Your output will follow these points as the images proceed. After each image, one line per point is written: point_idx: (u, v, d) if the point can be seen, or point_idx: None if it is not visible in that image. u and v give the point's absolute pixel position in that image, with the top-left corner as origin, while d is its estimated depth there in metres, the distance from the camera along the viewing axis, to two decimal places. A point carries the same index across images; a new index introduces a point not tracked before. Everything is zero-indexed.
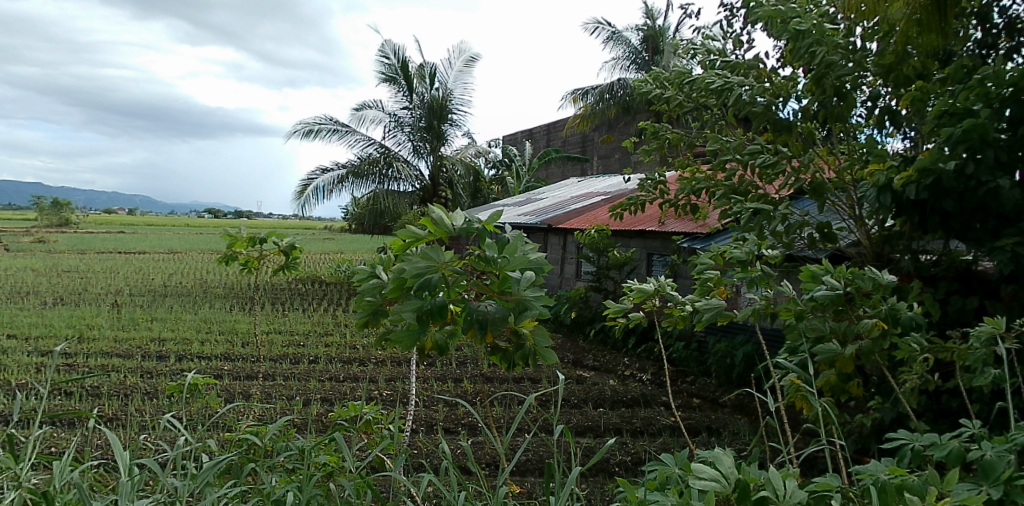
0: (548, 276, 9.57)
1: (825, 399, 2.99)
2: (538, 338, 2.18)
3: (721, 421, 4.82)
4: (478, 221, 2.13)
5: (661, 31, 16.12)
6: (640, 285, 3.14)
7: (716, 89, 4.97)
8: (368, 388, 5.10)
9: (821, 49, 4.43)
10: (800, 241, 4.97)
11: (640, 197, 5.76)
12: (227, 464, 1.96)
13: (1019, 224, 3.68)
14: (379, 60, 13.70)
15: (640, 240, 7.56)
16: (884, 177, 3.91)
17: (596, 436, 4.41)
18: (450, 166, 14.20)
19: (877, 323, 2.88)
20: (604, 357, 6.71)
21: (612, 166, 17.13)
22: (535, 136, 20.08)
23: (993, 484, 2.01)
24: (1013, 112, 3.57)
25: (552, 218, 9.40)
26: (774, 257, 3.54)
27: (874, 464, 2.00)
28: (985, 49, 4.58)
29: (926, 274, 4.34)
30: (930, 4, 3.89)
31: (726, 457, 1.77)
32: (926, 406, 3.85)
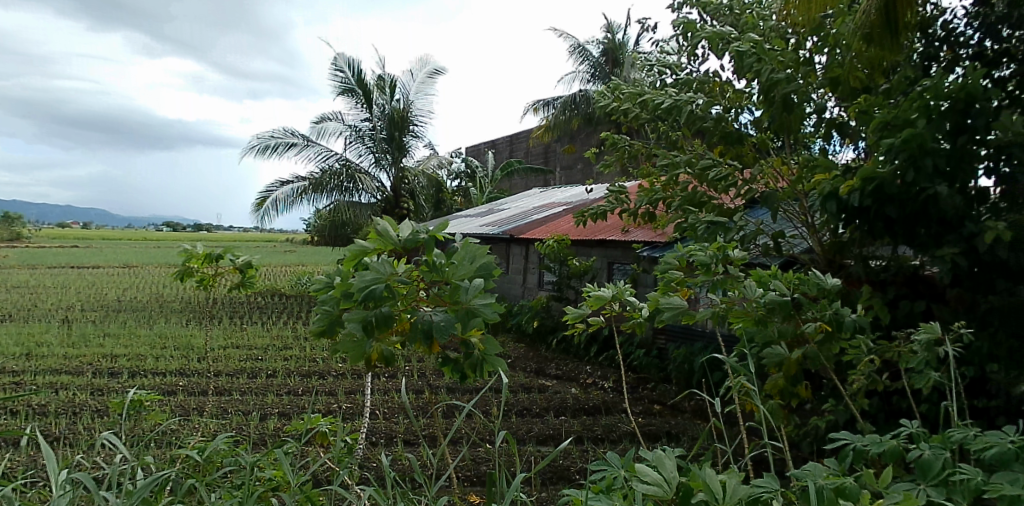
0: (511, 286, 9.63)
1: (775, 402, 3.07)
2: (488, 346, 2.18)
3: (681, 427, 4.88)
4: (424, 230, 2.16)
5: (620, 44, 16.40)
6: (597, 291, 3.05)
7: (667, 107, 5.12)
8: (326, 401, 5.07)
9: (767, 66, 4.64)
10: (754, 248, 5.08)
11: (599, 207, 5.82)
12: (164, 479, 1.93)
13: (960, 230, 3.87)
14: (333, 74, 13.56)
15: (600, 249, 7.66)
16: (830, 186, 4.08)
17: (557, 443, 4.43)
18: (413, 178, 14.19)
19: (821, 326, 2.99)
20: (567, 366, 6.75)
21: (574, 177, 17.35)
22: (498, 147, 20.24)
23: (930, 482, 2.09)
24: (953, 124, 3.81)
25: (514, 228, 9.46)
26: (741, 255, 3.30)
27: (813, 467, 2.03)
28: (929, 60, 4.79)
29: (876, 279, 4.49)
30: (877, 18, 4.10)
31: (669, 460, 1.82)
32: (877, 408, 3.95)
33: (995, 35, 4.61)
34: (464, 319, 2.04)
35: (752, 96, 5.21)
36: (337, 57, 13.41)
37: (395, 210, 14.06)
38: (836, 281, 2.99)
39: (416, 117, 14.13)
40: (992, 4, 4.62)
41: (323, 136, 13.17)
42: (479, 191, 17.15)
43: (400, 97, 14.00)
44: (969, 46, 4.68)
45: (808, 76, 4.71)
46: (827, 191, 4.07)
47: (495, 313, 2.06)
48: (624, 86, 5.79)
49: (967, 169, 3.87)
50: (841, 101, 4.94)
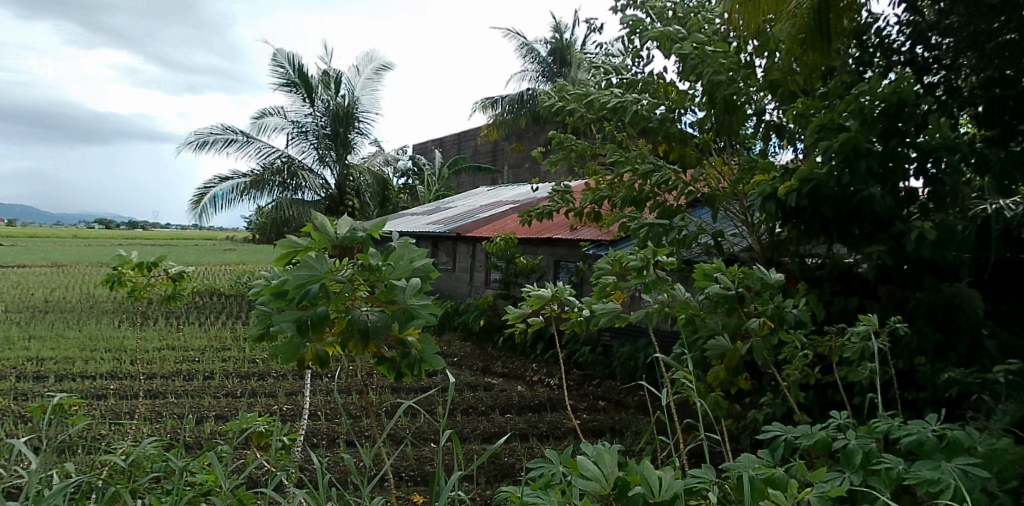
0: (458, 285, 9.61)
1: (715, 396, 3.13)
2: (425, 346, 2.18)
3: (625, 422, 4.94)
4: (361, 229, 2.15)
5: (568, 44, 16.54)
6: (538, 290, 3.05)
7: (612, 106, 5.19)
8: (266, 402, 4.97)
9: (710, 69, 4.77)
10: (696, 246, 5.19)
11: (544, 206, 5.85)
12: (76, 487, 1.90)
13: (890, 230, 4.04)
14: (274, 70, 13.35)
15: (547, 247, 7.73)
16: (770, 187, 4.21)
17: (501, 441, 4.43)
18: (358, 175, 14.03)
19: (763, 321, 3.05)
20: (513, 364, 6.77)
21: (522, 175, 17.43)
22: (445, 145, 20.17)
23: (854, 471, 2.17)
24: (885, 127, 3.98)
25: (460, 226, 9.44)
26: (671, 263, 3.38)
27: (745, 460, 2.07)
28: (863, 65, 5.02)
29: (812, 276, 4.67)
30: (811, 23, 4.28)
31: (609, 456, 1.83)
32: (813, 401, 4.08)
33: (925, 42, 4.80)
34: (401, 320, 2.04)
35: (696, 98, 5.31)
36: (275, 53, 13.17)
37: (340, 207, 13.86)
38: (780, 277, 3.06)
39: (361, 114, 13.98)
40: (923, 11, 4.80)
41: (264, 132, 12.89)
42: (427, 189, 17.05)
43: (345, 93, 13.85)
44: (901, 53, 4.87)
45: (749, 79, 4.83)
46: (767, 192, 4.19)
47: (433, 314, 2.08)
48: (569, 86, 5.83)
49: (897, 170, 4.05)
50: (780, 104, 5.08)
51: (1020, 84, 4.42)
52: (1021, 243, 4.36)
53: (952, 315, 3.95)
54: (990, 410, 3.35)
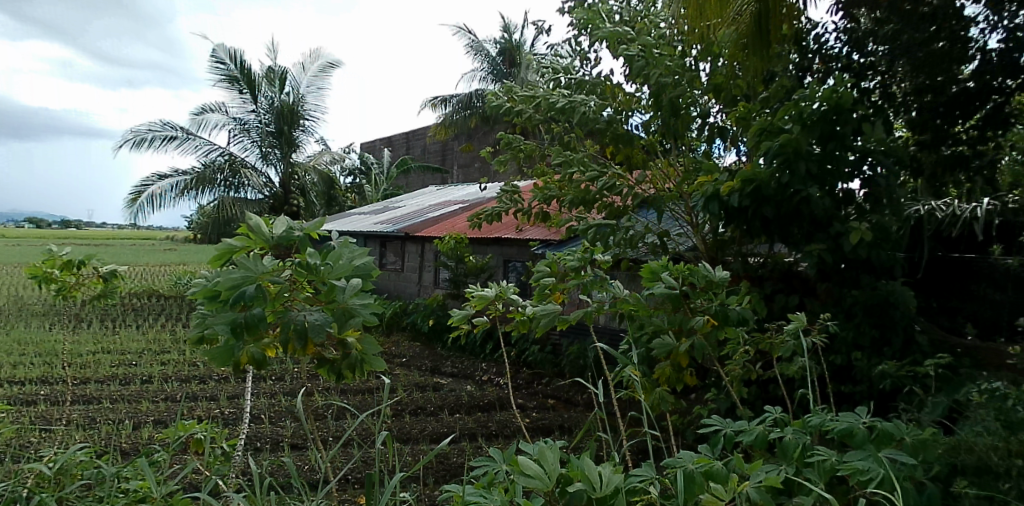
0: (406, 285, 9.54)
1: (659, 392, 3.19)
2: (366, 346, 2.16)
3: (573, 420, 4.98)
4: (299, 228, 2.11)
5: (517, 45, 16.58)
6: (482, 290, 3.05)
7: (561, 107, 5.24)
8: (207, 407, 4.84)
9: (656, 71, 4.87)
10: (643, 246, 5.27)
11: (493, 206, 5.85)
12: None
13: (828, 230, 4.17)
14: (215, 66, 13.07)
15: (496, 247, 7.74)
16: (713, 187, 4.31)
17: (449, 441, 4.41)
18: (303, 173, 13.72)
19: (708, 319, 3.08)
20: (462, 364, 6.76)
21: (472, 175, 17.42)
22: (394, 144, 20.00)
23: (789, 463, 2.23)
24: (824, 130, 4.11)
25: (409, 226, 9.37)
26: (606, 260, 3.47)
27: (685, 454, 2.10)
28: (803, 71, 5.17)
29: (754, 274, 4.81)
30: (753, 28, 4.38)
31: (550, 453, 1.83)
32: (755, 396, 4.19)
33: (862, 49, 4.90)
34: (341, 320, 2.03)
35: (643, 99, 5.42)
36: (216, 49, 12.89)
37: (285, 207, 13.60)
38: (723, 274, 3.08)
39: (307, 112, 13.77)
40: (859, 19, 4.93)
41: (204, 129, 12.55)
42: (375, 188, 16.88)
43: (290, 91, 13.63)
44: (839, 59, 5.05)
45: (694, 82, 4.95)
46: (709, 192, 4.29)
47: (374, 314, 2.06)
48: (518, 87, 5.85)
49: (835, 172, 4.18)
50: (724, 108, 5.17)
51: (950, 90, 4.64)
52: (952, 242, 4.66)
53: (887, 313, 4.12)
54: (921, 403, 3.50)
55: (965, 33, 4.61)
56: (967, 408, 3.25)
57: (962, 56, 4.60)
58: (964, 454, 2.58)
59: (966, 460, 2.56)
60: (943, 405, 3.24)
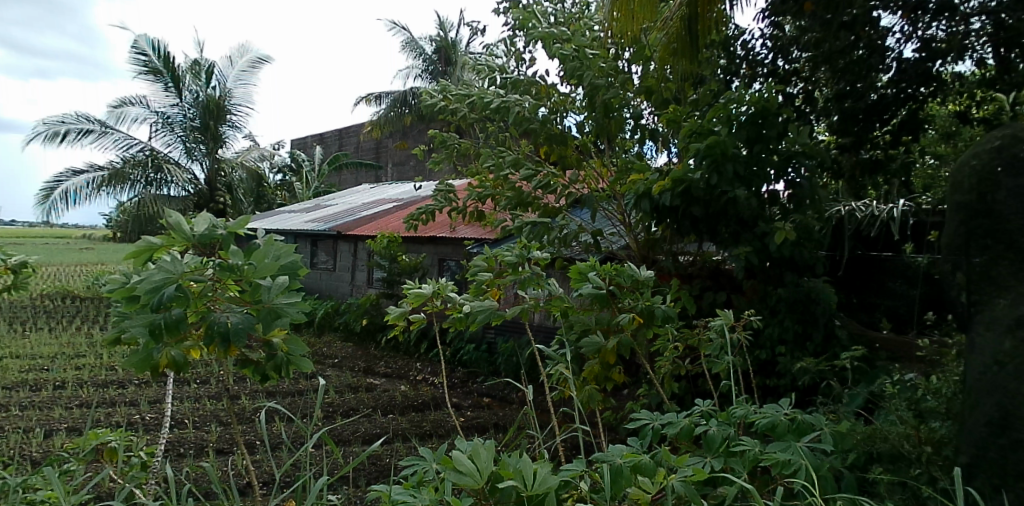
0: (338, 285, 9.38)
1: (590, 389, 3.22)
2: (292, 346, 2.11)
3: (507, 418, 4.99)
4: (222, 226, 2.02)
5: (453, 43, 16.52)
6: (418, 288, 2.99)
7: (495, 107, 5.26)
8: (126, 412, 4.64)
9: (590, 73, 4.96)
10: (576, 245, 5.33)
11: (428, 204, 5.81)
12: None
13: (754, 229, 4.29)
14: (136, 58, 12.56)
15: (431, 246, 7.70)
16: (644, 187, 4.40)
17: (380, 442, 4.35)
18: (230, 170, 13.49)
19: (634, 317, 3.13)
20: (396, 364, 6.70)
21: (406, 173, 17.26)
22: (326, 141, 19.64)
23: (715, 455, 2.27)
24: (748, 133, 4.27)
25: (342, 225, 9.21)
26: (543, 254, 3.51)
27: (612, 449, 2.12)
28: (730, 75, 5.35)
29: (684, 273, 4.93)
30: (682, 32, 4.48)
31: (484, 451, 1.80)
32: (684, 391, 4.30)
33: (787, 55, 5.15)
34: (266, 320, 1.97)
35: (577, 100, 5.45)
36: (138, 39, 12.38)
37: (209, 204, 13.10)
38: (649, 273, 3.16)
39: (235, 106, 13.37)
40: (784, 27, 5.14)
41: (123, 123, 12.03)
42: (307, 186, 16.53)
43: (217, 84, 13.22)
44: (764, 65, 5.22)
45: (626, 84, 5.04)
46: (641, 191, 4.38)
47: (301, 313, 2.02)
48: (452, 85, 5.84)
49: (760, 174, 4.31)
50: (655, 110, 5.25)
51: (868, 98, 4.83)
52: (869, 241, 4.89)
53: (810, 309, 4.28)
54: (839, 395, 3.65)
55: (883, 42, 4.76)
56: (881, 399, 3.41)
57: (879, 65, 4.76)
58: (879, 442, 2.70)
59: (881, 448, 2.68)
60: (859, 397, 3.38)
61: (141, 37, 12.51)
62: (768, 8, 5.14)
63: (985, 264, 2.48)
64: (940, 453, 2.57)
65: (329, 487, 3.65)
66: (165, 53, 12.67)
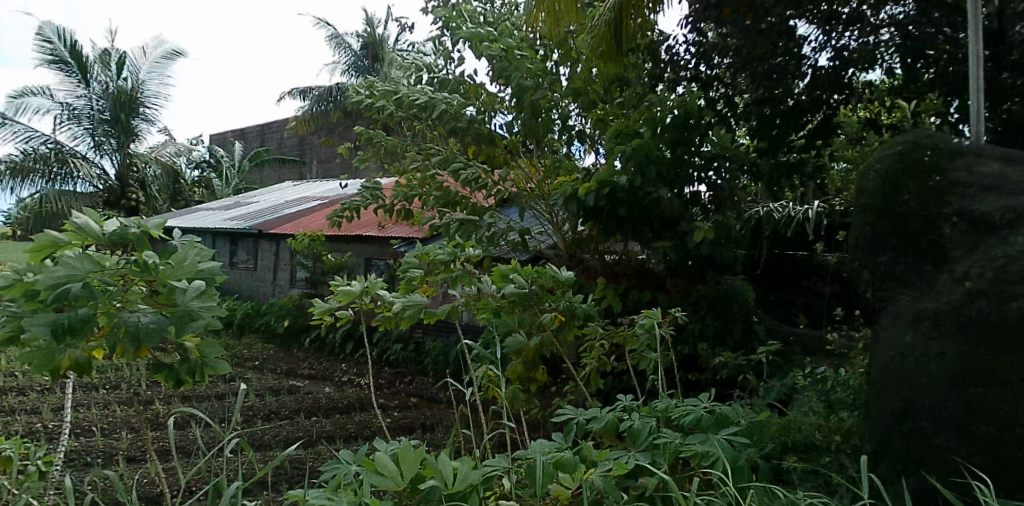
0: (260, 286, 9.11)
1: (516, 387, 3.23)
2: (207, 350, 2.02)
3: (435, 418, 4.96)
4: (135, 226, 1.93)
5: (380, 40, 16.30)
6: (346, 285, 2.86)
7: (421, 104, 5.22)
8: (26, 421, 4.38)
9: (517, 73, 4.99)
10: (505, 244, 5.34)
11: (353, 202, 5.72)
12: None
13: (676, 229, 4.41)
14: (39, 46, 11.85)
15: (357, 245, 7.58)
16: (571, 187, 4.46)
17: (289, 449, 4.15)
18: (143, 165, 13.04)
19: (556, 316, 3.22)
20: (320, 365, 6.57)
21: (332, 171, 16.92)
22: (247, 137, 19.06)
23: (638, 449, 2.31)
24: (671, 136, 4.41)
25: (265, 223, 8.94)
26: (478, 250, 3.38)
27: (535, 446, 2.13)
28: (656, 79, 5.46)
29: (610, 271, 5.01)
30: (608, 35, 4.54)
31: (410, 452, 1.77)
32: (610, 388, 4.38)
33: (709, 61, 5.36)
34: (180, 322, 1.87)
35: (505, 100, 5.44)
36: (41, 26, 11.69)
37: (121, 201, 12.67)
38: (570, 275, 3.17)
39: (148, 99, 12.79)
40: (707, 33, 5.35)
41: (24, 114, 11.34)
42: (227, 184, 15.99)
43: (128, 76, 12.62)
44: (687, 70, 5.36)
45: (554, 86, 5.09)
46: (568, 193, 4.46)
47: (218, 317, 1.93)
48: (379, 82, 5.76)
49: (682, 175, 4.43)
50: (582, 111, 5.30)
51: (785, 103, 5.04)
52: (786, 241, 4.99)
53: (729, 305, 4.42)
54: (755, 388, 3.79)
55: (800, 51, 4.97)
56: (795, 392, 3.55)
57: (795, 72, 4.98)
58: (794, 433, 2.82)
59: (795, 438, 2.80)
60: (775, 390, 3.51)
61: (45, 24, 11.82)
62: (692, 14, 5.29)
63: (889, 261, 2.62)
64: (848, 442, 2.70)
65: (249, 493, 3.54)
66: (72, 41, 12.01)
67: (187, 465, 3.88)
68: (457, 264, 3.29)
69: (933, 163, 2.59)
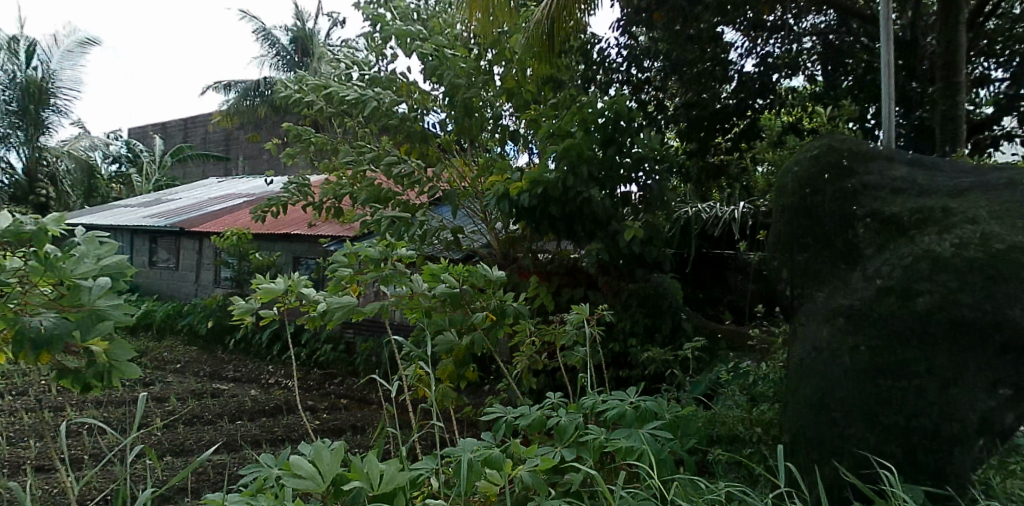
0: (182, 286, 8.78)
1: (447, 386, 3.22)
2: (117, 351, 1.92)
3: (365, 418, 4.89)
4: (35, 223, 1.83)
5: (310, 34, 15.96)
6: (270, 283, 2.76)
7: (351, 101, 5.13)
8: None
9: (450, 72, 4.96)
10: (438, 243, 5.30)
11: (280, 199, 5.58)
12: None
13: (608, 228, 4.47)
14: None
15: (284, 243, 7.39)
16: (504, 187, 4.48)
17: (203, 455, 3.96)
18: (55, 159, 12.37)
19: (488, 315, 3.25)
20: (246, 367, 6.38)
21: (259, 167, 16.46)
22: (168, 131, 18.33)
23: (565, 445, 2.33)
24: (601, 136, 4.49)
25: (186, 221, 8.62)
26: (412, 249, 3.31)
27: (462, 443, 2.12)
28: (588, 82, 5.50)
29: (543, 270, 5.05)
30: (542, 37, 4.59)
31: (328, 453, 1.74)
32: (542, 386, 4.41)
33: (640, 64, 5.39)
34: (86, 322, 1.78)
35: (439, 99, 5.43)
36: None
37: (29, 196, 11.97)
38: (501, 273, 3.16)
39: (60, 90, 12.15)
40: (638, 37, 5.39)
41: None
42: (147, 179, 15.34)
43: (38, 65, 11.95)
44: (619, 72, 5.45)
45: (487, 85, 5.11)
46: (500, 192, 4.47)
47: (128, 316, 1.85)
48: (307, 77, 5.64)
49: (613, 176, 4.50)
50: (516, 111, 5.32)
51: (712, 107, 5.20)
52: (714, 240, 5.20)
53: (658, 303, 4.53)
54: (682, 383, 3.89)
55: (726, 57, 5.19)
56: (720, 386, 3.66)
57: (722, 76, 5.19)
58: (718, 426, 2.91)
59: (720, 430, 2.90)
60: (702, 385, 3.61)
61: None
62: (624, 18, 5.35)
63: (807, 260, 2.73)
64: (768, 433, 2.80)
65: (168, 501, 3.41)
66: None
67: (100, 474, 3.70)
68: (388, 262, 3.23)
69: (849, 167, 2.74)
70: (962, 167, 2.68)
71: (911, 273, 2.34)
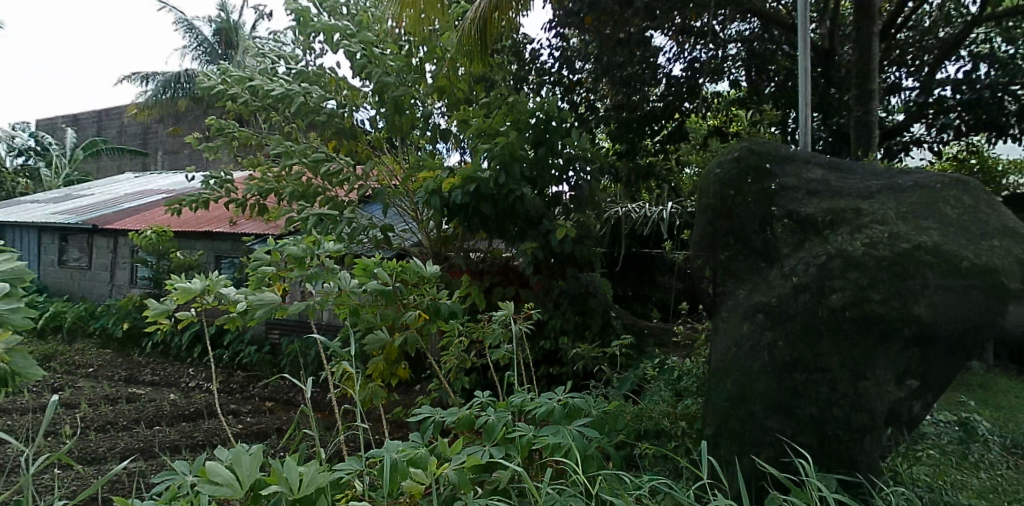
0: (95, 286, 8.37)
1: (375, 385, 3.17)
2: (15, 357, 1.80)
3: (291, 421, 4.77)
4: None
5: (235, 26, 15.48)
6: (186, 282, 2.65)
7: (277, 96, 5.01)
8: None
9: (380, 69, 4.91)
10: (367, 241, 5.23)
11: (201, 195, 5.39)
12: None
13: (539, 226, 4.49)
14: None
15: (206, 241, 7.14)
16: (434, 184, 4.45)
17: (118, 464, 3.81)
18: None
19: (419, 314, 3.20)
20: (164, 370, 6.14)
21: (180, 162, 15.87)
22: (80, 123, 17.44)
23: (493, 442, 2.33)
24: (532, 135, 4.51)
25: (100, 218, 8.23)
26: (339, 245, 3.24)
27: (389, 444, 2.09)
28: (520, 82, 5.53)
29: (475, 269, 5.04)
30: (474, 37, 4.58)
31: (245, 457, 1.69)
32: (472, 385, 4.40)
33: (571, 65, 5.43)
34: None
35: (368, 96, 5.28)
36: None
37: None
38: (434, 269, 3.09)
39: None
40: (570, 39, 5.42)
41: None
42: (57, 174, 14.55)
43: None
44: (551, 74, 5.49)
45: (418, 82, 5.07)
46: (431, 189, 4.43)
47: (28, 320, 1.74)
48: (231, 69, 5.47)
49: (544, 175, 4.53)
50: (447, 110, 5.30)
51: (642, 109, 5.34)
52: (642, 239, 5.31)
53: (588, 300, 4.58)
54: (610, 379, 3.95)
55: (655, 61, 5.28)
56: (647, 381, 3.74)
57: (651, 80, 5.28)
58: (644, 421, 2.96)
59: (646, 426, 2.95)
60: (630, 381, 3.68)
61: None
62: (555, 20, 5.39)
63: (730, 258, 2.81)
64: (692, 427, 2.87)
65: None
66: None
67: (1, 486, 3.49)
68: (314, 260, 3.14)
69: (768, 170, 2.85)
70: (872, 171, 2.82)
71: (825, 271, 2.44)
